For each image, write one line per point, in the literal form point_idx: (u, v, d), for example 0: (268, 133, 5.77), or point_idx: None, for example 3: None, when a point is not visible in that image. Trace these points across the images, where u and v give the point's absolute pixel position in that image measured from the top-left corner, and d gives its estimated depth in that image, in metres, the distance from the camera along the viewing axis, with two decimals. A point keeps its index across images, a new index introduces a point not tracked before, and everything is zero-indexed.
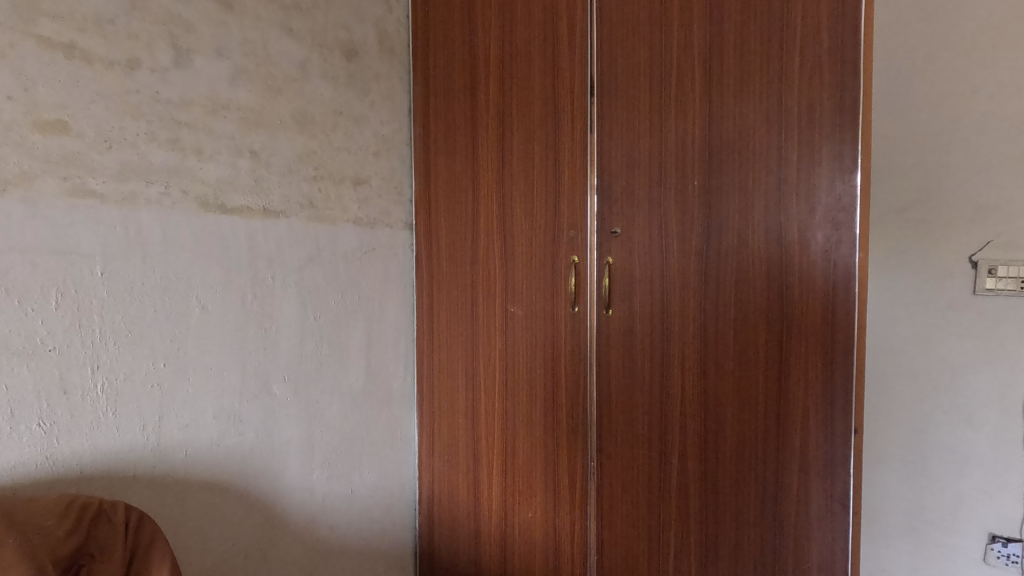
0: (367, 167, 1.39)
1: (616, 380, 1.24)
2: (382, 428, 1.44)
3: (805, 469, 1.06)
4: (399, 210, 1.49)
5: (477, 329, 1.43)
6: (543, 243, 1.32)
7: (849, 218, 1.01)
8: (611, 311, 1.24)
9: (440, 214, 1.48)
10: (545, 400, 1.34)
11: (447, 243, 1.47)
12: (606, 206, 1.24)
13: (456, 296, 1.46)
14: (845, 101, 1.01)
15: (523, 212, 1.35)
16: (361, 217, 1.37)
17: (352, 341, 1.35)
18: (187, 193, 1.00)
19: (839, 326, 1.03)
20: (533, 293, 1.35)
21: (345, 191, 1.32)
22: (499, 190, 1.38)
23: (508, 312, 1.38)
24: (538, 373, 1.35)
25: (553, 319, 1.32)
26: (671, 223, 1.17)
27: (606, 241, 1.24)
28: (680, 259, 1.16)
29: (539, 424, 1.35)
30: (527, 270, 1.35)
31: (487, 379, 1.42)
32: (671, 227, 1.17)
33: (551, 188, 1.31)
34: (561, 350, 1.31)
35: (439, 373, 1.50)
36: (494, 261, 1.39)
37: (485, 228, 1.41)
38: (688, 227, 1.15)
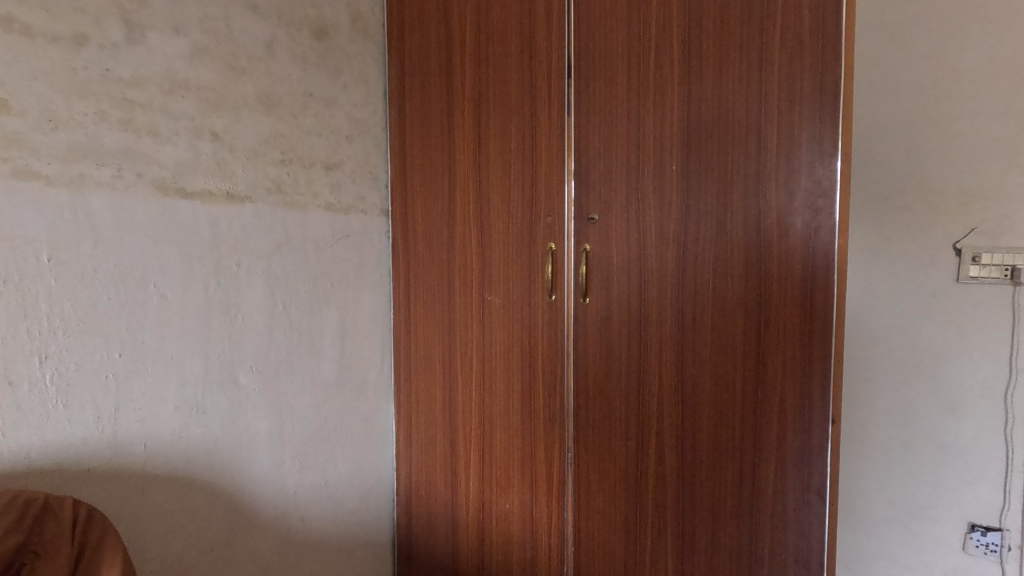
0: (339, 151, 1.35)
1: (593, 370, 1.22)
2: (357, 419, 1.42)
3: (781, 460, 1.05)
4: (373, 195, 1.45)
5: (455, 318, 1.40)
6: (520, 230, 1.29)
7: (829, 204, 0.99)
8: (589, 298, 1.22)
9: (416, 200, 1.44)
10: (523, 390, 1.32)
11: (424, 229, 1.43)
12: (584, 192, 1.20)
13: (433, 284, 1.43)
14: (826, 83, 0.97)
15: (500, 199, 1.32)
16: (333, 203, 1.33)
17: (325, 330, 1.32)
18: (142, 176, 0.96)
19: (818, 315, 1.00)
20: (510, 282, 1.32)
21: (316, 176, 1.28)
22: (475, 175, 1.35)
23: (485, 300, 1.35)
24: (515, 362, 1.33)
25: (530, 307, 1.29)
26: (648, 209, 1.14)
27: (584, 227, 1.21)
28: (657, 246, 1.13)
29: (516, 415, 1.33)
30: (504, 258, 1.32)
31: (464, 368, 1.40)
32: (648, 213, 1.14)
33: (529, 173, 1.27)
34: (538, 340, 1.29)
35: (416, 363, 1.48)
36: (471, 248, 1.36)
37: (461, 215, 1.37)
38: (665, 213, 1.12)
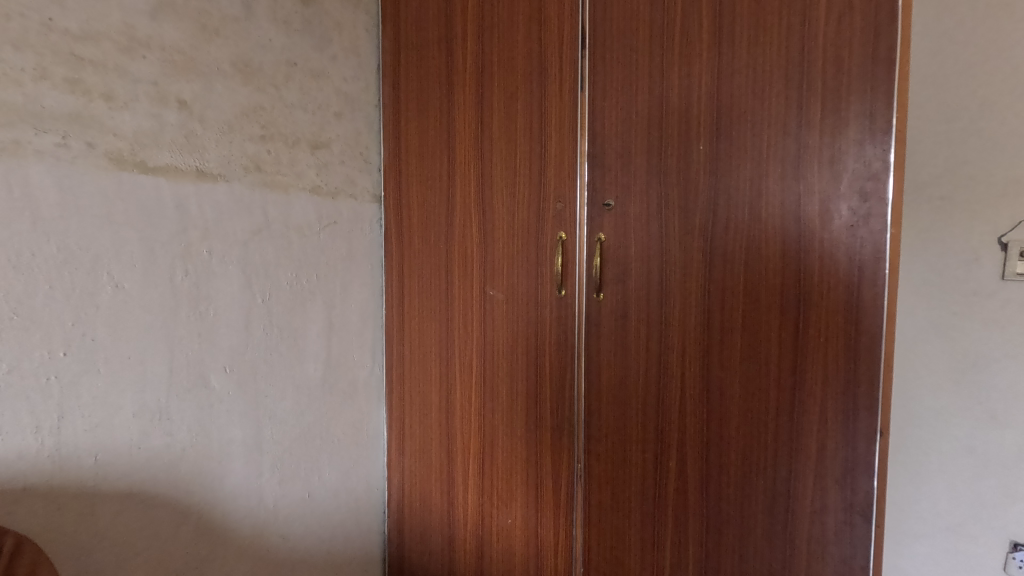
0: (327, 129, 1.22)
1: (606, 373, 1.11)
2: (344, 424, 1.29)
3: (820, 476, 0.94)
4: (365, 179, 1.32)
5: (453, 315, 1.28)
6: (527, 218, 1.17)
7: (880, 188, 0.87)
8: (603, 294, 1.10)
9: (412, 185, 1.31)
10: (528, 393, 1.20)
11: (420, 217, 1.31)
12: (599, 175, 1.09)
13: (429, 277, 1.31)
14: (879, 49, 0.86)
15: (504, 184, 1.20)
16: (319, 186, 1.20)
17: (310, 326, 1.19)
18: (93, 146, 0.83)
19: (865, 314, 0.89)
20: (514, 275, 1.20)
21: (301, 155, 1.15)
22: (477, 158, 1.23)
23: (487, 295, 1.24)
24: (520, 364, 1.21)
25: (537, 303, 1.18)
26: (671, 194, 1.02)
27: (598, 215, 1.09)
28: (682, 236, 1.02)
29: (521, 421, 1.21)
30: (508, 249, 1.20)
31: (463, 370, 1.28)
32: (672, 199, 1.02)
33: (537, 156, 1.15)
34: (546, 340, 1.17)
35: (410, 363, 1.35)
36: (472, 239, 1.24)
37: (461, 202, 1.25)
38: (690, 199, 1.01)
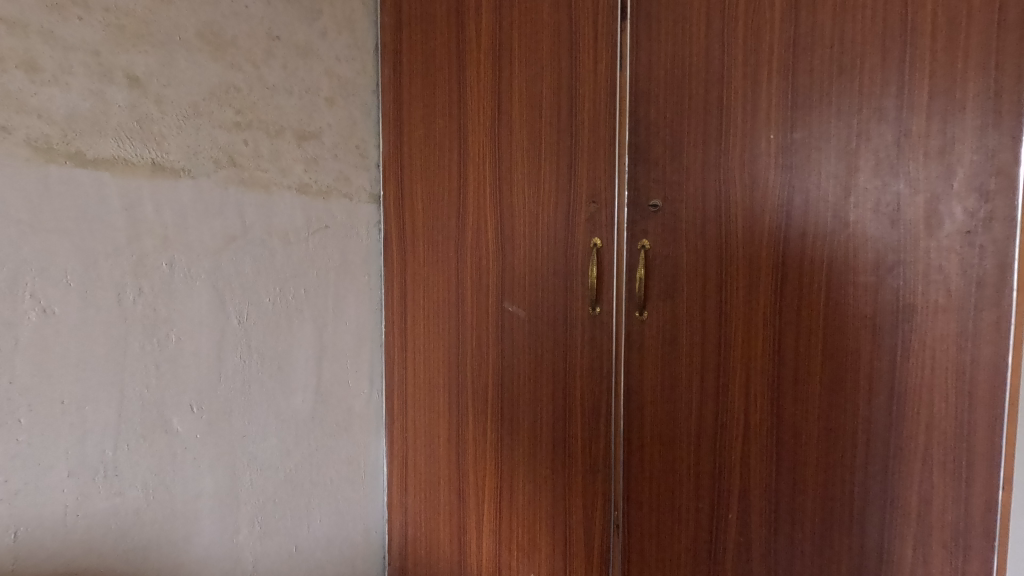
0: (318, 116, 1.03)
1: (650, 407, 0.94)
2: (337, 463, 1.11)
3: (922, 538, 0.77)
4: (362, 176, 1.14)
5: (465, 334, 1.10)
6: (554, 223, 1.00)
7: (1007, 185, 0.69)
8: (647, 313, 0.92)
9: (416, 183, 1.13)
10: (555, 426, 1.03)
11: (425, 221, 1.13)
12: (642, 171, 0.92)
13: (437, 291, 1.13)
14: (1006, 12, 0.69)
15: (526, 182, 1.02)
16: (308, 184, 1.01)
17: (298, 350, 1.01)
18: (9, 129, 0.65)
19: (984, 342, 0.72)
20: (538, 290, 1.02)
21: (287, 147, 0.97)
22: (493, 152, 1.05)
23: (505, 312, 1.06)
24: (545, 391, 1.04)
25: (566, 321, 1.00)
26: (734, 193, 0.85)
27: (641, 218, 0.92)
28: (747, 244, 0.85)
29: (546, 460, 1.04)
30: (531, 259, 1.02)
31: (477, 399, 1.10)
32: (734, 200, 0.85)
33: (566, 149, 0.98)
34: (577, 365, 1.00)
35: (414, 389, 1.17)
36: (487, 246, 1.06)
37: (474, 203, 1.07)
38: (757, 200, 0.84)
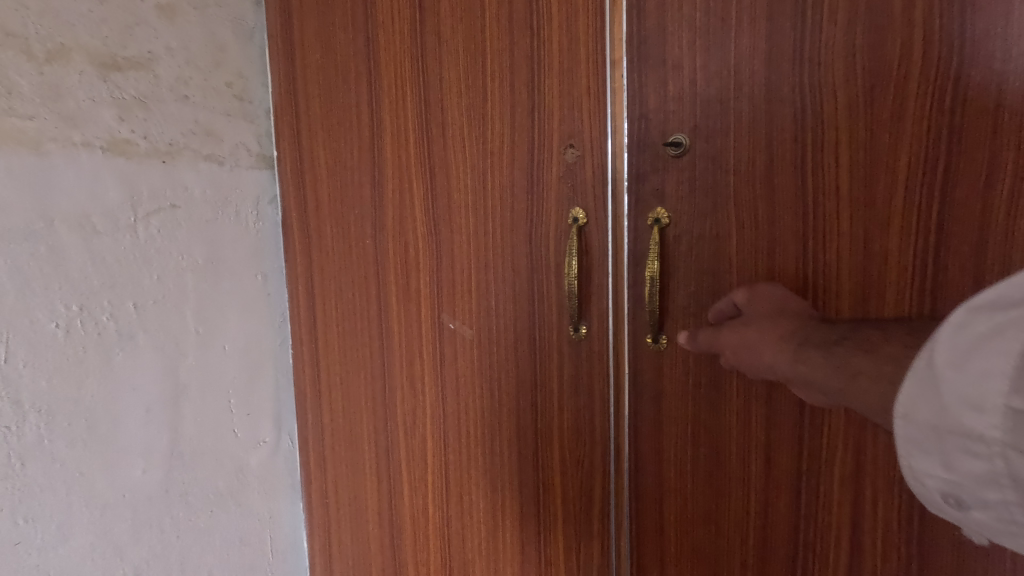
0: (142, 33, 0.66)
1: (673, 497, 0.56)
2: (218, 550, 0.76)
3: None
4: (241, 129, 0.76)
5: (391, 362, 0.73)
6: (510, 187, 0.60)
7: None
8: (665, 340, 0.54)
9: (316, 135, 0.75)
10: (526, 511, 0.65)
11: (331, 193, 0.75)
12: (650, 84, 0.52)
13: (351, 297, 0.75)
14: None
15: (467, 121, 0.62)
16: (129, 142, 0.65)
17: (129, 398, 0.66)
18: None
19: None
20: (491, 298, 0.63)
21: (76, 81, 0.61)
22: (415, 78, 0.65)
23: (444, 330, 0.67)
24: (508, 455, 0.65)
25: (536, 345, 0.61)
26: (831, 118, 0.45)
27: (651, 171, 0.52)
28: (857, 215, 0.45)
29: (513, 561, 0.66)
30: (476, 247, 0.63)
31: (412, 461, 0.73)
32: (832, 125, 0.45)
33: (525, 58, 0.58)
34: (554, 421, 0.61)
35: (333, 437, 0.81)
36: (415, 229, 0.68)
37: (393, 161, 0.69)
38: (880, 125, 0.44)
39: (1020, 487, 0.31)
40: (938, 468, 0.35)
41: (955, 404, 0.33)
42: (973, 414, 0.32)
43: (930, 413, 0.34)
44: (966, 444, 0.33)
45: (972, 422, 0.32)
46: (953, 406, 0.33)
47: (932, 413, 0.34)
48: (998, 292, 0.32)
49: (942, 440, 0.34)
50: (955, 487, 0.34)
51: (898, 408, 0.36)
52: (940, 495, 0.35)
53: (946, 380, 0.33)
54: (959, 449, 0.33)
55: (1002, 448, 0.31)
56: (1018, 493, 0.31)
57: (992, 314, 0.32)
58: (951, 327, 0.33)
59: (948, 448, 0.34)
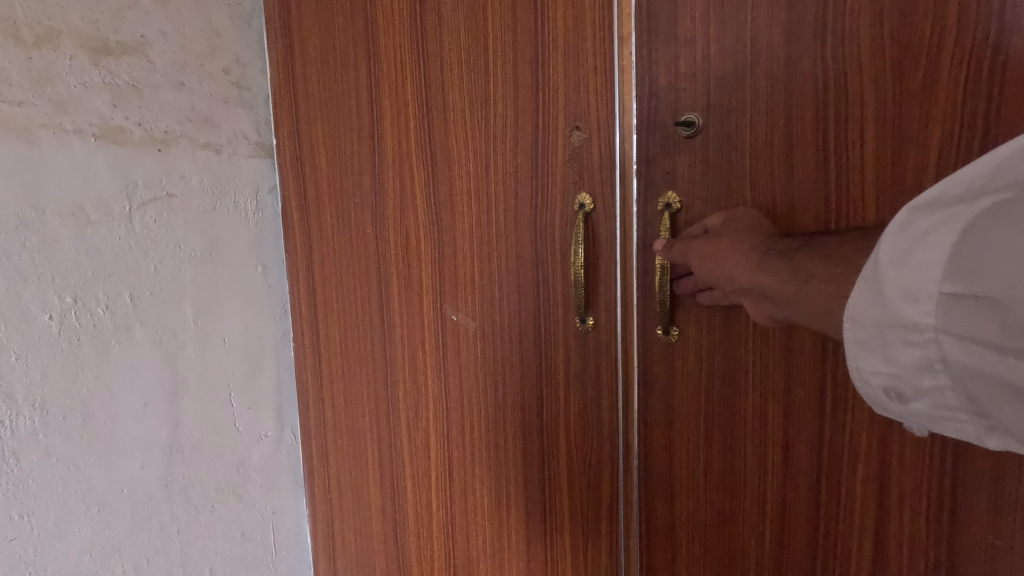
0: (135, 16, 0.64)
1: (685, 495, 0.54)
2: (220, 545, 0.75)
3: None
4: (239, 116, 0.75)
5: (393, 356, 0.71)
6: (513, 173, 0.58)
7: None
8: (676, 332, 0.52)
9: (315, 122, 0.73)
10: (532, 509, 0.63)
11: (330, 182, 0.73)
12: (661, 62, 0.49)
13: (352, 288, 0.73)
14: None
15: (468, 105, 0.60)
16: (123, 130, 0.64)
17: (125, 391, 0.65)
18: None
19: None
20: (495, 288, 0.61)
21: (67, 66, 0.59)
22: (415, 61, 0.63)
23: (446, 323, 0.65)
24: (512, 451, 0.63)
25: (541, 336, 0.59)
26: (855, 94, 0.42)
27: (662, 154, 0.50)
28: (883, 196, 0.42)
29: (518, 560, 0.64)
30: (479, 236, 0.61)
31: (415, 457, 0.71)
32: (857, 100, 0.42)
33: (529, 37, 0.55)
34: (560, 416, 0.59)
35: (335, 432, 0.79)
36: (416, 218, 0.66)
37: (393, 148, 0.66)
38: (910, 99, 0.41)
39: (953, 370, 0.33)
40: (878, 363, 0.36)
41: (895, 299, 0.34)
42: (911, 306, 0.33)
43: (873, 311, 0.35)
44: (903, 336, 0.34)
45: (910, 314, 0.34)
46: (893, 300, 0.34)
47: (874, 311, 0.35)
48: (933, 193, 0.34)
49: (883, 336, 0.35)
50: (894, 378, 0.36)
51: (846, 312, 0.37)
52: (880, 388, 0.37)
53: (888, 277, 0.34)
54: (896, 342, 0.35)
55: (935, 333, 0.33)
56: (952, 375, 0.33)
57: (930, 214, 0.34)
58: (894, 229, 0.34)
59: (886, 342, 0.35)
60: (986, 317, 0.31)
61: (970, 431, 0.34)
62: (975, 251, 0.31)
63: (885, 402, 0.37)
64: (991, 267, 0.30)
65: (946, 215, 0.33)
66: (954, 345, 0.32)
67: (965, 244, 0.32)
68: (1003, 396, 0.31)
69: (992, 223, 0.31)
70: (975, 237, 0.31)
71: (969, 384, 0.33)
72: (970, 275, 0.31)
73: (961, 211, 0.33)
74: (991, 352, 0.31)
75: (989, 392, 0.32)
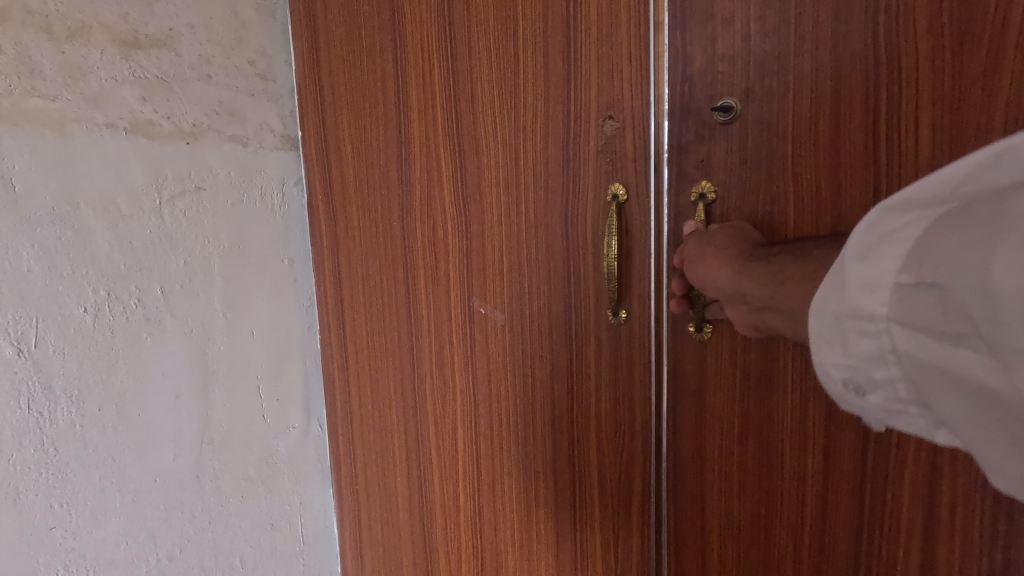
0: (162, 10, 0.64)
1: (716, 500, 0.53)
2: (250, 535, 0.76)
3: None
4: (265, 108, 0.74)
5: (420, 349, 0.71)
6: (543, 164, 0.57)
7: None
8: (708, 331, 0.50)
9: (340, 115, 0.73)
10: (561, 503, 0.62)
11: (356, 174, 0.73)
12: (702, 51, 0.48)
13: (379, 281, 0.73)
14: None
15: (498, 95, 0.59)
16: (152, 123, 0.64)
17: (157, 384, 0.66)
18: None
19: None
20: (524, 281, 0.60)
21: (97, 59, 0.59)
22: (442, 51, 0.62)
23: (474, 317, 0.65)
24: (541, 444, 0.63)
25: (573, 330, 0.58)
26: (900, 78, 0.41)
27: (696, 142, 0.49)
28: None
29: (547, 554, 0.64)
30: (508, 229, 0.60)
31: (442, 450, 0.71)
32: (907, 84, 0.41)
33: (560, 24, 0.54)
34: (591, 410, 0.58)
35: (362, 424, 0.80)
36: (443, 210, 0.65)
37: (419, 139, 0.66)
38: (970, 79, 0.39)
39: (904, 364, 0.30)
40: (836, 356, 0.33)
41: (853, 289, 0.31)
42: (867, 296, 0.30)
43: (832, 302, 0.32)
44: (859, 326, 0.31)
45: (865, 304, 0.30)
46: (852, 291, 0.31)
47: (834, 303, 0.32)
48: (909, 188, 0.30)
49: (840, 327, 0.32)
50: (852, 371, 0.33)
51: (812, 305, 0.34)
52: (837, 381, 0.34)
53: (849, 267, 0.31)
54: (852, 333, 0.32)
55: (889, 324, 0.30)
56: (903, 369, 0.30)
57: (904, 209, 0.30)
58: (863, 222, 0.31)
59: (841, 333, 0.32)
60: (935, 308, 0.27)
61: (922, 425, 0.32)
62: (936, 241, 0.28)
63: (843, 395, 0.34)
64: (942, 258, 0.27)
65: (917, 212, 0.29)
66: (906, 337, 0.29)
67: (928, 238, 0.28)
68: (946, 395, 0.28)
69: (958, 221, 0.27)
70: (938, 231, 0.28)
71: (918, 379, 0.29)
72: (925, 265, 0.28)
73: (932, 211, 0.29)
74: (935, 343, 0.28)
75: (934, 390, 0.29)
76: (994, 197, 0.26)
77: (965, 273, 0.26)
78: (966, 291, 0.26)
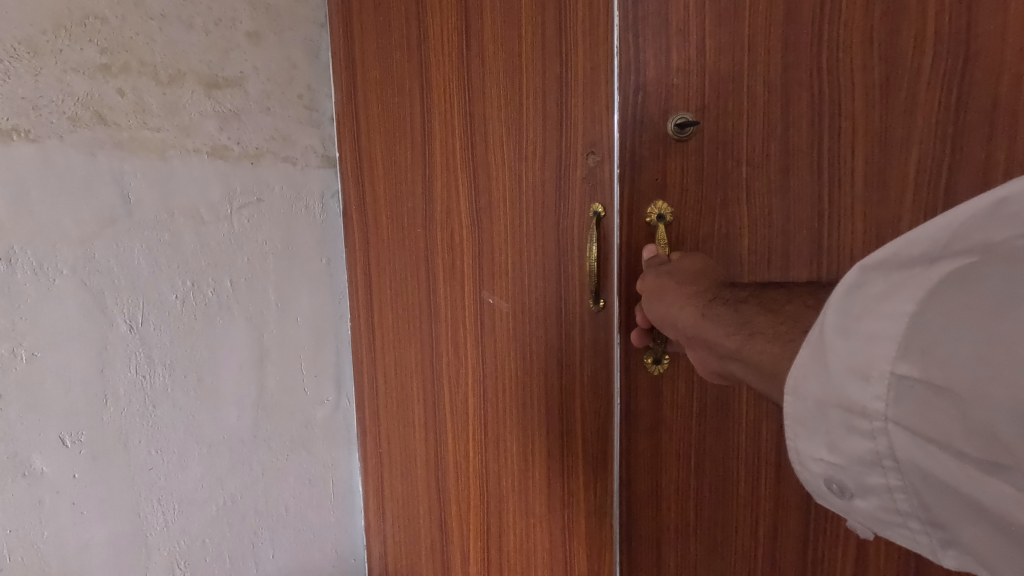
0: (235, 57, 0.80)
1: (671, 489, 0.71)
2: (293, 486, 0.91)
3: None
4: (309, 133, 0.90)
5: (438, 331, 0.87)
6: (541, 188, 0.73)
7: None
8: (666, 362, 0.69)
9: (374, 141, 0.89)
10: (551, 454, 0.78)
11: (387, 189, 0.89)
12: (652, 91, 0.65)
13: (404, 277, 0.89)
14: None
15: (506, 131, 0.75)
16: (226, 147, 0.79)
17: (224, 358, 0.81)
18: None
19: None
20: (525, 278, 0.76)
21: (189, 99, 0.75)
22: (461, 94, 0.78)
23: (484, 306, 0.81)
24: (537, 407, 0.79)
25: (564, 317, 0.74)
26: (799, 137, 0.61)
27: (649, 160, 0.65)
28: (870, 197, 0.59)
29: (540, 497, 0.80)
30: (513, 237, 0.77)
31: (456, 414, 0.87)
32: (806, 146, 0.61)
33: (554, 79, 0.70)
34: (577, 379, 0.75)
35: (386, 397, 0.96)
36: (459, 220, 0.81)
37: (440, 162, 0.82)
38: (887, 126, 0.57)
39: (901, 469, 0.34)
40: (826, 452, 0.38)
41: (846, 378, 0.35)
42: (861, 389, 0.34)
43: (823, 389, 0.37)
44: (851, 420, 0.35)
45: (858, 395, 0.35)
46: (844, 380, 0.35)
47: (822, 389, 0.37)
48: (896, 246, 0.35)
49: (831, 414, 0.37)
50: (841, 471, 0.37)
51: (792, 384, 0.39)
52: (826, 479, 0.39)
53: (839, 350, 0.36)
54: (844, 427, 0.36)
55: (884, 422, 0.34)
56: (899, 474, 0.34)
57: (886, 271, 0.36)
58: (850, 281, 0.37)
59: (836, 425, 0.37)
60: (946, 415, 0.31)
61: (920, 540, 0.35)
62: (932, 326, 0.32)
63: (834, 496, 0.39)
64: (949, 355, 0.31)
65: (900, 274, 0.35)
66: (902, 438, 0.33)
67: (922, 319, 0.33)
68: (956, 505, 0.32)
69: (956, 292, 0.32)
70: (934, 301, 0.33)
71: (916, 487, 0.33)
72: (924, 362, 0.32)
73: (919, 271, 0.34)
74: (920, 439, 0.33)
75: (939, 498, 0.33)
76: (985, 269, 0.31)
77: (980, 383, 0.30)
78: (986, 406, 0.30)
